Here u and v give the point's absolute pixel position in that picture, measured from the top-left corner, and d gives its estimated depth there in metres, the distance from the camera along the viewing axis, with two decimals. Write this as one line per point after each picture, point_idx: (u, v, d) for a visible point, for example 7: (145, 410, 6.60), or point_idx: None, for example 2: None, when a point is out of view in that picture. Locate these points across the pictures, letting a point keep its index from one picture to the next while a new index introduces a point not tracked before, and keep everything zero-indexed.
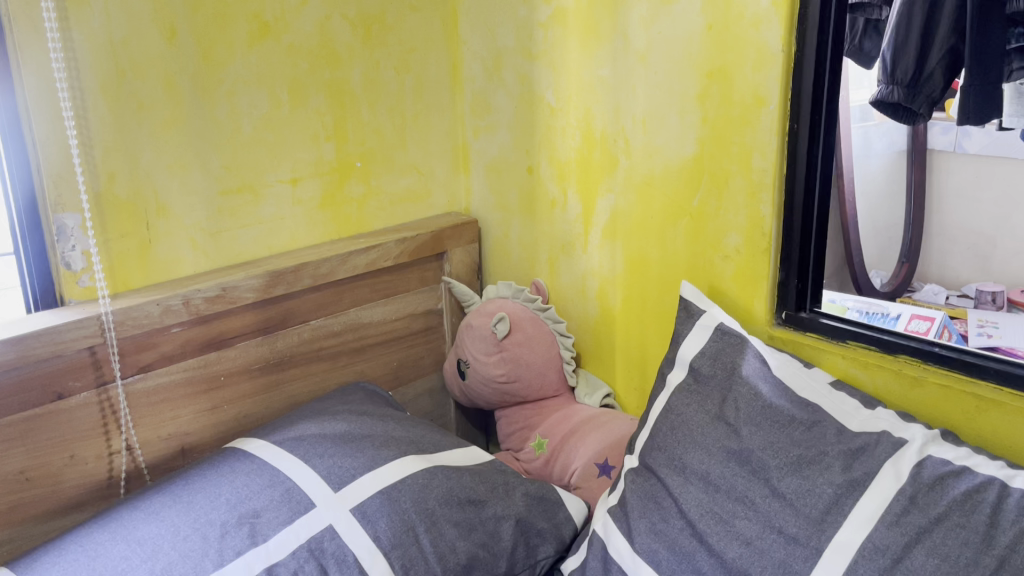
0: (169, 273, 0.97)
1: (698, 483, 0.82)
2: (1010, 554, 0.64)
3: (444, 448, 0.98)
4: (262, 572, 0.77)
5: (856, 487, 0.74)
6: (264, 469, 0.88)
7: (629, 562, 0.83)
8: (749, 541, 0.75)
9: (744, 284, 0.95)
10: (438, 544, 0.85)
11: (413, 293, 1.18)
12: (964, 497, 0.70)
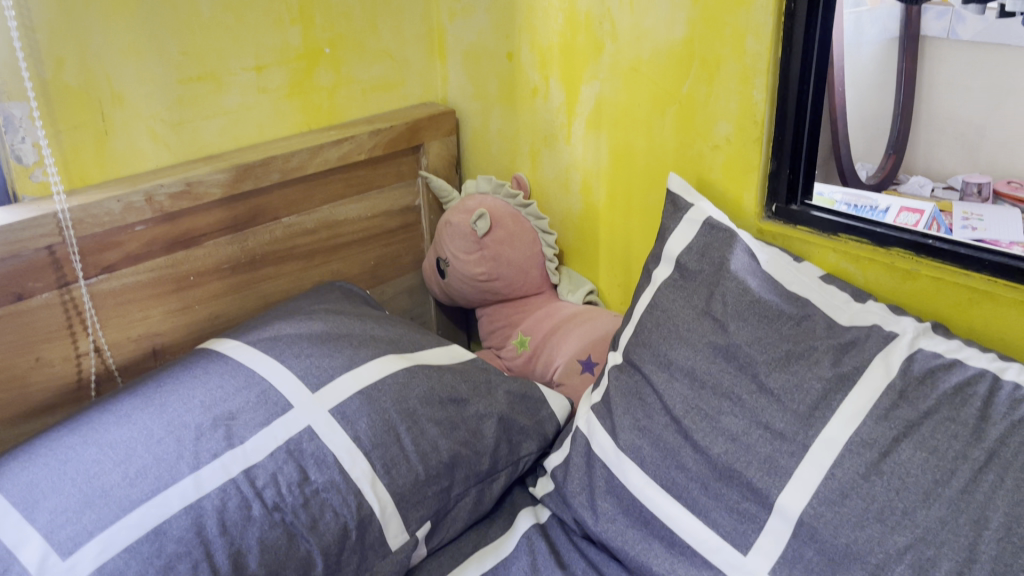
0: (129, 167, 0.92)
1: (683, 379, 0.81)
2: (1000, 448, 0.64)
3: (424, 347, 0.95)
4: (240, 474, 0.75)
5: (845, 382, 0.72)
6: (238, 371, 0.85)
7: (613, 459, 0.83)
8: (735, 437, 0.75)
9: (734, 176, 0.92)
10: (420, 443, 0.84)
11: (390, 188, 1.13)
12: (954, 391, 0.69)
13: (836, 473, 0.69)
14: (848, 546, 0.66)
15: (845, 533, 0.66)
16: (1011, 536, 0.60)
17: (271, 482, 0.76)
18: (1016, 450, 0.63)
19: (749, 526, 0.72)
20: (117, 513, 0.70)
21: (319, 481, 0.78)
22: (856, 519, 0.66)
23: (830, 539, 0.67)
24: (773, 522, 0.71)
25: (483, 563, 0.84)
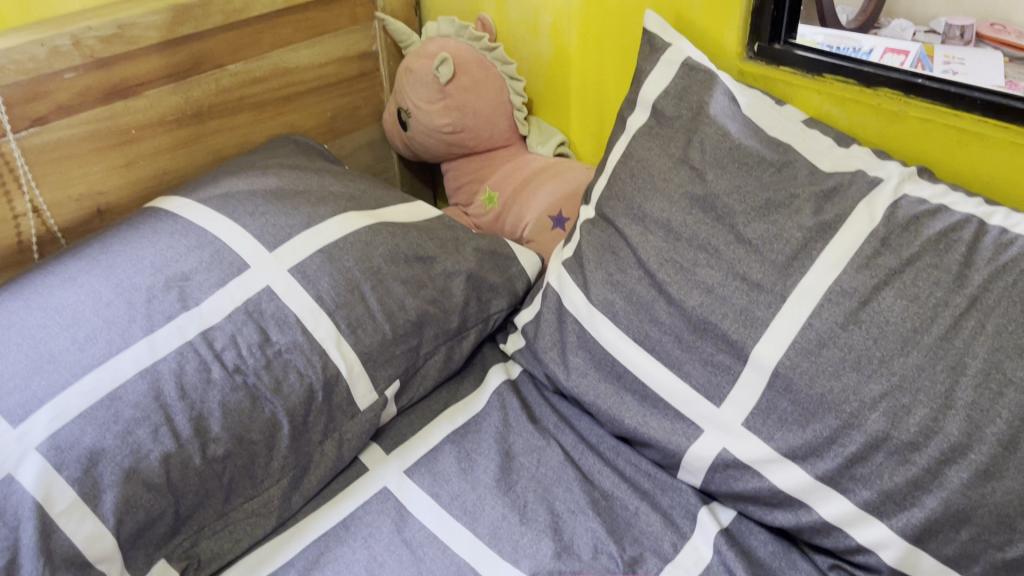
0: (53, 7, 0.85)
1: (658, 232, 0.78)
2: (982, 294, 0.62)
3: (387, 203, 0.90)
4: (197, 337, 0.72)
5: (826, 231, 0.69)
6: (189, 230, 0.80)
7: (585, 315, 0.81)
8: (711, 289, 0.72)
9: (714, 13, 0.86)
10: (386, 302, 0.81)
11: (345, 32, 1.05)
12: (938, 237, 0.66)
13: (813, 323, 0.67)
14: (822, 396, 0.65)
15: (820, 383, 0.65)
16: (989, 382, 0.59)
17: (230, 344, 0.73)
18: (1000, 295, 0.62)
19: (723, 379, 0.71)
20: (68, 379, 0.67)
21: (281, 342, 0.75)
22: (832, 369, 0.65)
23: (804, 389, 0.66)
24: (748, 374, 0.70)
25: (455, 420, 0.83)
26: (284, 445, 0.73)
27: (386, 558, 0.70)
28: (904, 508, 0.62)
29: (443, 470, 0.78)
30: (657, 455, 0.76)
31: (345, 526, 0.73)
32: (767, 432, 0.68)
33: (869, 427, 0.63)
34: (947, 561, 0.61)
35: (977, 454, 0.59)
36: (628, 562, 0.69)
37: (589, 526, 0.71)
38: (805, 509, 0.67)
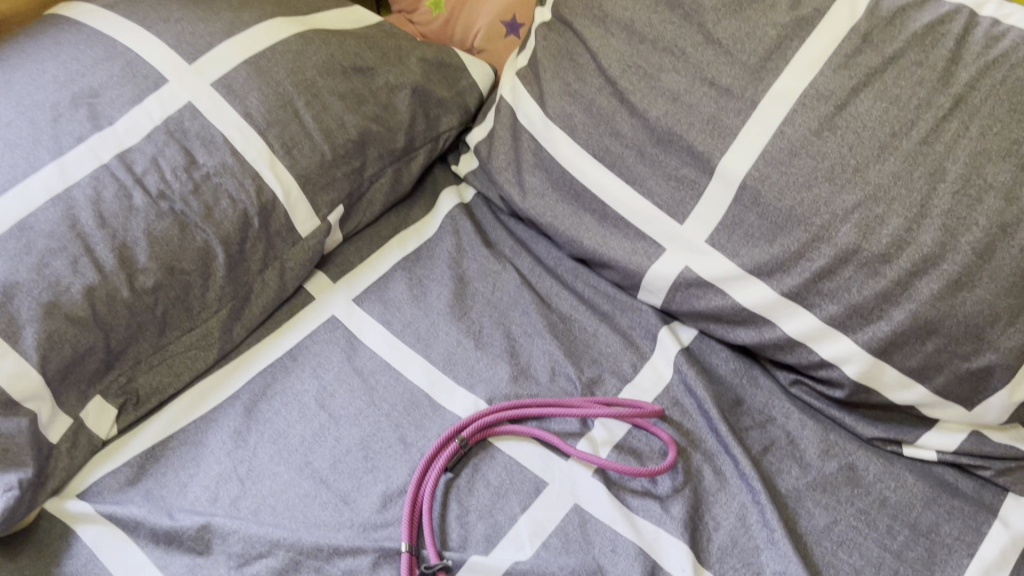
0: None
1: (620, 35, 0.71)
2: (968, 94, 0.58)
3: (321, 9, 0.81)
4: (113, 160, 0.65)
5: (803, 28, 0.63)
6: (96, 40, 0.71)
7: (541, 130, 0.75)
8: (677, 97, 0.67)
9: None
10: (323, 120, 0.74)
11: None
12: (925, 32, 0.60)
13: (785, 131, 0.62)
14: (792, 209, 0.61)
15: (790, 195, 0.61)
16: (968, 189, 0.56)
17: (151, 167, 0.66)
18: (986, 95, 0.57)
19: (688, 194, 0.67)
20: None
21: (209, 165, 0.68)
22: (803, 180, 0.61)
23: (773, 201, 0.62)
24: (714, 188, 0.66)
25: (405, 246, 0.79)
26: (220, 275, 0.68)
27: (337, 388, 0.67)
28: (870, 322, 0.59)
29: (394, 297, 0.74)
30: (616, 277, 0.73)
31: (292, 357, 0.70)
32: (732, 249, 0.65)
33: (839, 239, 0.60)
34: (909, 373, 0.60)
35: (950, 264, 0.56)
36: (586, 384, 0.67)
37: (546, 350, 0.69)
38: (768, 325, 0.64)
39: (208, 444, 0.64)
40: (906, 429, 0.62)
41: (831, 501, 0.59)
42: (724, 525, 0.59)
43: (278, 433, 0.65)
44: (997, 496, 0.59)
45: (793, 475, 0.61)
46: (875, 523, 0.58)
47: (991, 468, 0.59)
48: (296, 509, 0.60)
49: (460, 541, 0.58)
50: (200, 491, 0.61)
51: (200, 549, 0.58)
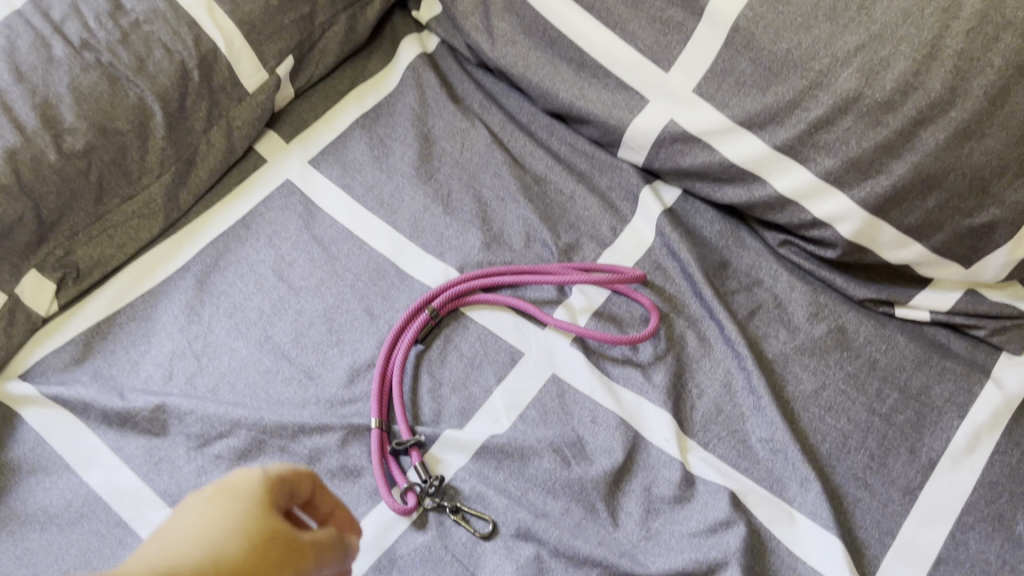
0: None
1: None
2: None
3: None
4: (26, 7, 0.59)
5: None
6: None
7: None
8: None
9: None
10: None
11: None
12: None
13: None
14: (789, 53, 0.56)
15: (787, 37, 0.56)
16: (984, 26, 0.51)
17: (71, 14, 0.59)
18: None
19: (673, 39, 0.61)
20: None
21: (138, 11, 0.61)
22: (802, 20, 0.55)
23: (767, 45, 0.57)
24: (704, 32, 0.59)
25: (364, 103, 0.72)
26: (159, 136, 0.61)
27: (295, 258, 0.63)
28: (868, 178, 0.55)
29: (354, 159, 0.68)
30: (595, 133, 0.67)
31: (245, 225, 0.65)
32: (721, 100, 0.60)
33: (838, 86, 0.54)
34: (907, 231, 0.56)
35: (959, 112, 0.52)
36: (563, 250, 0.63)
37: (520, 215, 0.64)
38: (758, 183, 0.60)
39: (158, 319, 0.60)
40: (899, 290, 0.59)
41: (820, 366, 0.57)
42: (708, 392, 0.56)
43: (233, 307, 0.60)
44: (991, 356, 0.57)
45: (781, 339, 0.58)
46: (864, 386, 0.56)
47: (986, 327, 0.57)
48: (257, 387, 0.57)
49: (432, 415, 0.55)
50: (153, 369, 0.57)
51: (156, 431, 0.54)
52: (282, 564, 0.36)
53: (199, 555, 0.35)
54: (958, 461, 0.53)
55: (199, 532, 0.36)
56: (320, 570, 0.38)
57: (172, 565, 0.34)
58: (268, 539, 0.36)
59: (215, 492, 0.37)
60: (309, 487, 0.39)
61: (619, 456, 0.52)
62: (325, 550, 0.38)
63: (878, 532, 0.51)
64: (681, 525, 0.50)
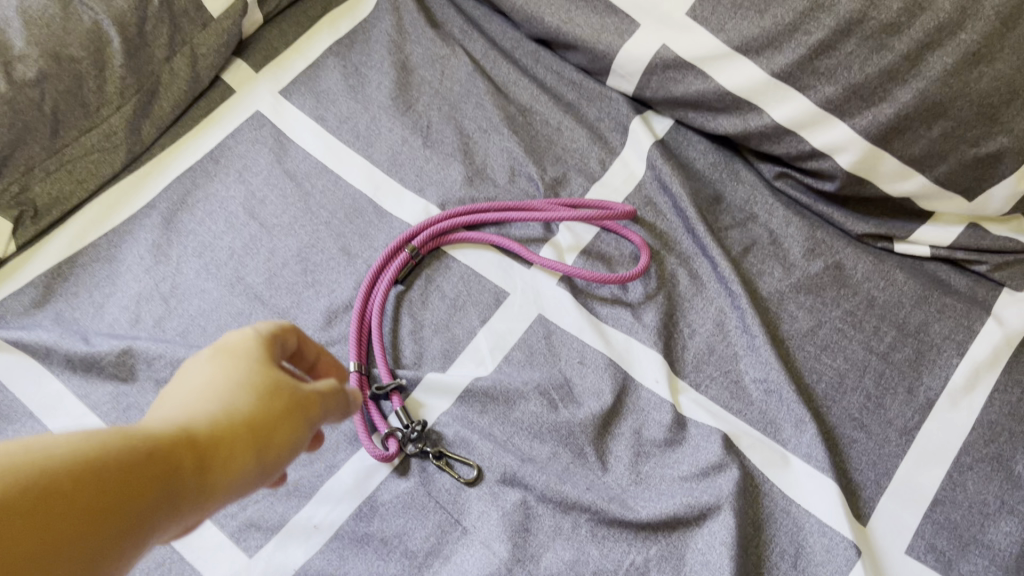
0: None
1: None
2: None
3: None
4: None
5: None
6: None
7: None
8: None
9: None
10: None
11: None
12: None
13: None
14: None
15: None
16: None
17: None
18: None
19: None
20: None
21: None
22: None
23: None
24: None
25: (338, 30, 0.67)
26: (117, 65, 0.57)
27: (267, 194, 0.59)
28: (870, 106, 0.52)
29: (327, 89, 0.64)
30: (582, 60, 0.64)
31: (213, 160, 0.61)
32: (716, 23, 0.56)
33: (840, 8, 0.51)
34: (910, 162, 0.53)
35: (968, 35, 0.49)
36: (549, 185, 0.60)
37: (504, 147, 0.61)
38: (754, 112, 0.57)
39: (123, 260, 0.57)
40: (899, 225, 0.57)
41: (815, 304, 0.55)
42: (701, 332, 0.54)
43: (203, 246, 0.57)
44: (992, 292, 0.55)
45: (776, 276, 0.56)
46: (862, 325, 0.54)
47: (987, 263, 0.55)
48: (229, 330, 0.54)
49: (414, 358, 0.53)
50: (119, 312, 0.55)
51: (123, 377, 0.52)
52: (294, 408, 0.34)
53: (212, 410, 0.33)
54: (957, 400, 0.51)
55: (207, 392, 0.34)
56: (329, 417, 0.37)
57: (185, 423, 0.32)
58: (278, 388, 0.34)
59: (215, 353, 0.35)
60: (296, 341, 0.38)
61: (608, 399, 0.50)
62: (333, 394, 0.37)
63: (874, 473, 0.49)
64: (672, 469, 0.49)
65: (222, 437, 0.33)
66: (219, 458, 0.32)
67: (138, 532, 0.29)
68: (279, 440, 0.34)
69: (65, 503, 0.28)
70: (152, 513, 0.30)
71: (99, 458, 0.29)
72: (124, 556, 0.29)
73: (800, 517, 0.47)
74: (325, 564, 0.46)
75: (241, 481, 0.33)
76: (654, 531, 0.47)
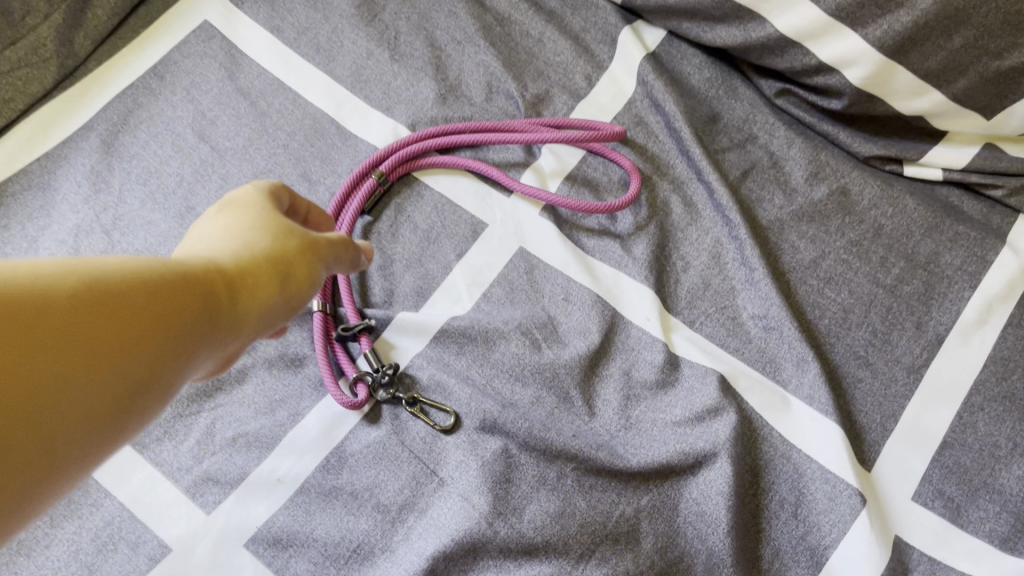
0: None
1: None
2: None
3: None
4: None
5: None
6: None
7: None
8: None
9: None
10: None
11: None
12: None
13: None
14: None
15: None
16: None
17: None
18: None
19: None
20: None
21: None
22: None
23: None
24: None
25: None
26: None
27: (218, 114, 0.54)
28: (885, 13, 0.47)
29: None
30: None
31: (157, 76, 0.55)
32: None
33: None
34: (925, 76, 0.48)
35: None
36: (529, 104, 0.55)
37: (480, 62, 0.56)
38: (755, 22, 0.51)
39: (58, 189, 0.51)
40: (909, 146, 0.52)
41: (819, 233, 0.50)
42: (695, 265, 0.50)
43: (148, 172, 0.52)
44: (1006, 219, 0.51)
45: (776, 204, 0.52)
46: (868, 255, 0.50)
47: (1003, 187, 0.51)
48: None
49: (384, 296, 0.49)
50: (54, 247, 0.49)
51: None
52: (306, 248, 0.35)
53: (231, 249, 0.33)
54: (968, 336, 0.47)
55: (223, 235, 0.33)
56: (335, 264, 0.37)
57: (211, 258, 0.32)
58: (290, 230, 0.35)
59: (221, 207, 0.35)
60: (292, 200, 0.38)
61: (595, 338, 0.47)
62: (338, 244, 0.37)
63: (880, 416, 0.46)
64: (664, 414, 0.45)
65: (248, 270, 0.33)
66: (245, 288, 0.32)
67: (175, 351, 0.30)
68: (295, 276, 0.34)
69: (102, 318, 0.27)
70: (188, 335, 0.30)
71: (129, 278, 0.29)
72: (164, 371, 0.29)
73: (801, 463, 0.44)
74: (291, 521, 0.42)
75: (265, 311, 0.33)
76: (646, 481, 0.44)
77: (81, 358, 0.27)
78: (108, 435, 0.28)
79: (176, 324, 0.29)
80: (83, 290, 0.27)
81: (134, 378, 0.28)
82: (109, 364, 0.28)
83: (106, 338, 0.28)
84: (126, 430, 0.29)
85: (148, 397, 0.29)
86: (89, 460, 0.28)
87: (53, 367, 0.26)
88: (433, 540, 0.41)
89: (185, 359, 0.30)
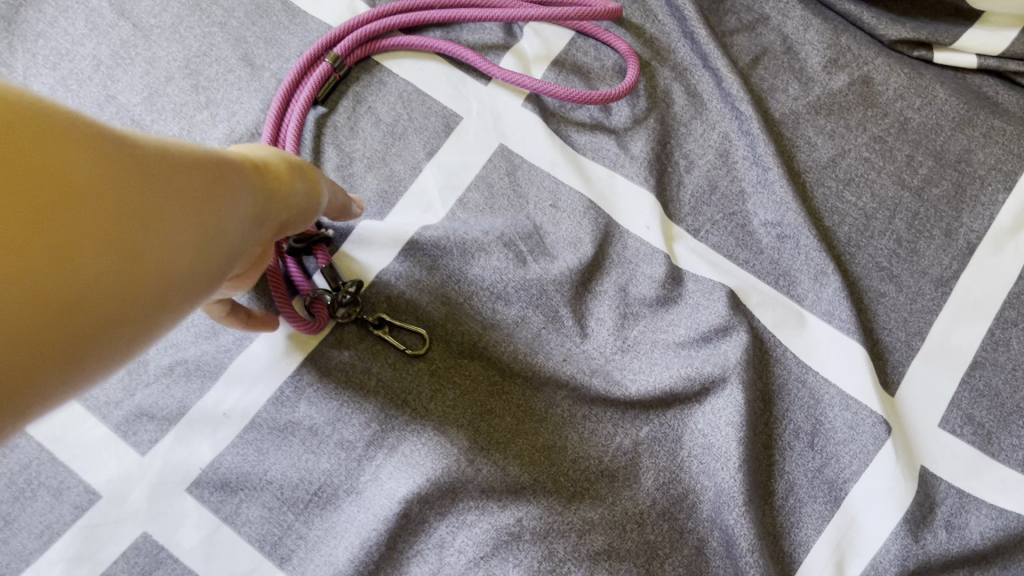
0: None
1: None
2: None
3: None
4: None
5: None
6: None
7: None
8: None
9: None
10: None
11: None
12: None
13: None
14: None
15: None
16: None
17: None
18: None
19: None
20: None
21: None
22: None
23: None
24: None
25: None
26: None
27: None
28: None
29: None
30: None
31: None
32: None
33: None
34: None
35: None
36: None
37: None
38: None
39: None
40: (940, 28, 0.46)
41: (838, 128, 0.44)
42: (700, 165, 0.44)
43: (58, 54, 0.44)
44: None
45: (791, 94, 0.45)
46: (893, 153, 0.44)
47: None
48: None
49: None
50: None
51: None
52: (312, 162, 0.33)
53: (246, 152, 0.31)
54: (1002, 244, 0.42)
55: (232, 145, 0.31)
56: (335, 193, 0.36)
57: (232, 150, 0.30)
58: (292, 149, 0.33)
59: None
60: None
61: (588, 250, 0.41)
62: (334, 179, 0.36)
63: (905, 334, 0.41)
64: (666, 334, 0.40)
65: (269, 164, 0.30)
66: (273, 176, 0.30)
67: (225, 213, 0.27)
68: (311, 180, 0.32)
69: (159, 161, 0.24)
70: (234, 200, 0.27)
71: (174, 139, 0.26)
72: (216, 232, 0.26)
73: (818, 388, 0.39)
74: (240, 461, 0.37)
75: (291, 204, 0.31)
76: (646, 410, 0.39)
77: (148, 201, 0.24)
78: (166, 303, 0.24)
79: (223, 193, 0.27)
80: (139, 139, 0.24)
81: (194, 230, 0.25)
82: (171, 211, 0.24)
83: (165, 183, 0.24)
84: (182, 300, 0.25)
85: (202, 271, 0.26)
86: (151, 323, 0.24)
87: (116, 193, 0.23)
88: (406, 481, 0.36)
89: (233, 227, 0.27)
